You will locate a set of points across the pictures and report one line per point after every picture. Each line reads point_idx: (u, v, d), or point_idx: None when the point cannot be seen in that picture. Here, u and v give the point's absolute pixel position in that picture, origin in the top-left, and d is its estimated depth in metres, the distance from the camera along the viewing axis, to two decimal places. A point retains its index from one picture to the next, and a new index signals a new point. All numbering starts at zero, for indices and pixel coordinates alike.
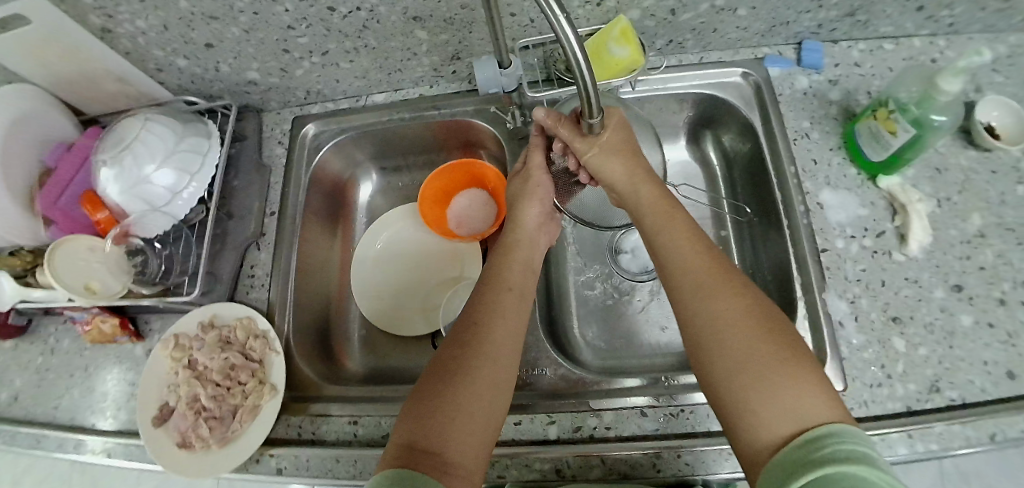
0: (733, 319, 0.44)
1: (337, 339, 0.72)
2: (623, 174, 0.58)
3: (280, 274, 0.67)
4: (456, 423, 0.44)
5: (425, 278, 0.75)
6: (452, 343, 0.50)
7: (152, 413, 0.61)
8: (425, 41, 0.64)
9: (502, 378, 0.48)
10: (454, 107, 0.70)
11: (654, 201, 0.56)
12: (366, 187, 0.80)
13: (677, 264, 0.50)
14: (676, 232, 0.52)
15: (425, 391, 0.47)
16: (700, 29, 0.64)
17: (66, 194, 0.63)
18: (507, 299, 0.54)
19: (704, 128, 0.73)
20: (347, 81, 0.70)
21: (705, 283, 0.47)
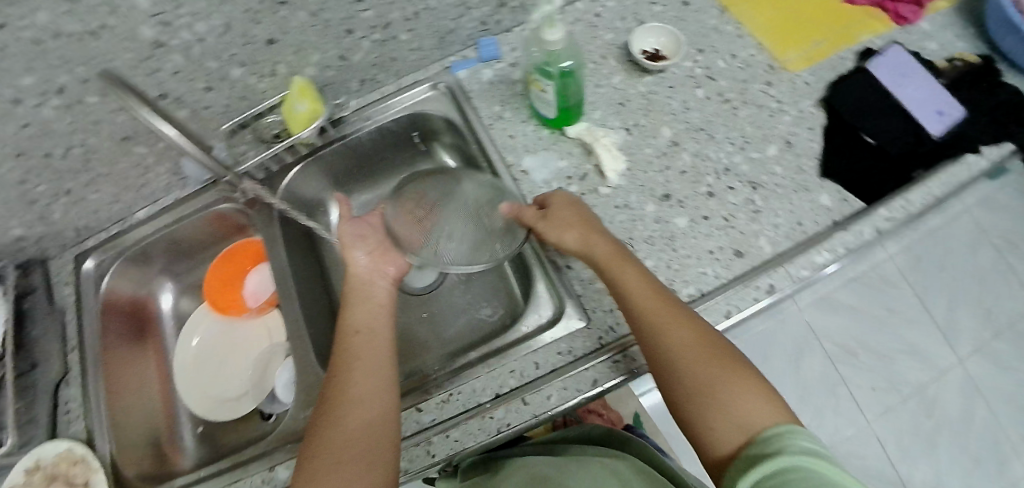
0: (691, 350, 0.49)
1: (170, 443, 0.75)
2: (579, 239, 0.59)
3: (91, 404, 0.69)
4: (344, 469, 0.47)
5: (240, 359, 0.75)
6: (331, 403, 0.52)
7: None
8: (147, 153, 0.71)
9: (380, 409, 0.52)
10: (205, 200, 0.76)
11: (606, 253, 0.57)
12: (166, 298, 0.83)
13: (637, 308, 0.53)
14: (633, 281, 0.54)
15: (313, 455, 0.49)
16: (380, 64, 0.71)
17: None
18: (358, 343, 0.56)
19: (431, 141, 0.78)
20: (105, 208, 0.76)
21: (659, 317, 0.51)
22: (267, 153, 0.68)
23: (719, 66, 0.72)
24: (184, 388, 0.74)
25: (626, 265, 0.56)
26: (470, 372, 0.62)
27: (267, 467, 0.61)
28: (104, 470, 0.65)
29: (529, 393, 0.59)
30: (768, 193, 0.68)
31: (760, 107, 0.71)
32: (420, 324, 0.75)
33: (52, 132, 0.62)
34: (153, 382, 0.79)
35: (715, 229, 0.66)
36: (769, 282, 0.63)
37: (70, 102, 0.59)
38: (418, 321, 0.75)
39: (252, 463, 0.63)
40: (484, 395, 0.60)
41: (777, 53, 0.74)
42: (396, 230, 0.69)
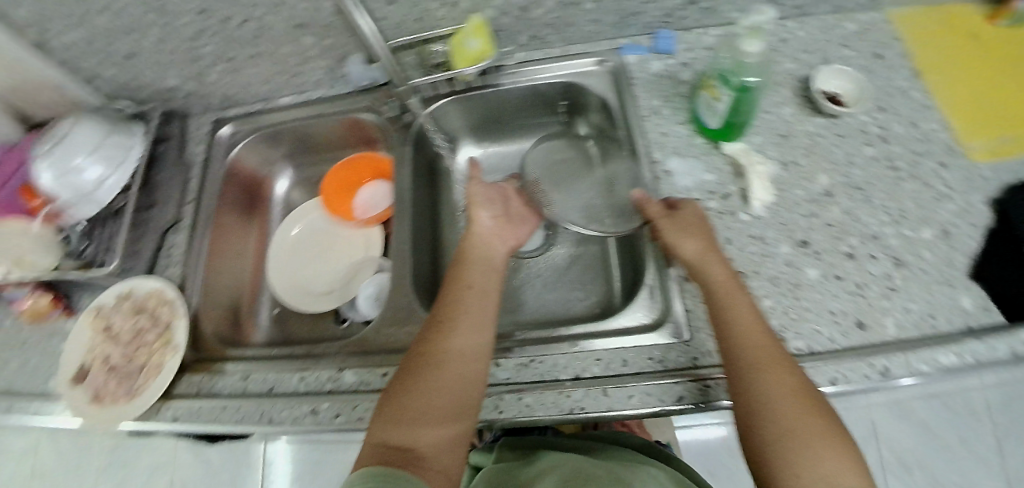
0: (787, 391, 0.47)
1: (247, 315, 0.78)
2: (697, 249, 0.58)
3: (191, 256, 0.73)
4: (423, 416, 0.49)
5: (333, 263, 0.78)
6: (429, 344, 0.54)
7: (71, 373, 0.69)
8: (313, 45, 0.71)
9: (474, 367, 0.53)
10: (350, 105, 0.77)
11: (723, 282, 0.55)
12: (281, 183, 0.87)
13: (738, 335, 0.51)
14: (741, 309, 0.53)
15: (399, 392, 0.51)
16: (556, 24, 0.70)
17: (7, 188, 0.73)
18: (467, 296, 0.57)
19: (576, 116, 0.78)
20: (256, 84, 0.78)
21: (764, 358, 0.49)
22: (429, 78, 0.68)
23: (897, 130, 0.69)
24: (275, 274, 0.77)
25: (738, 293, 0.54)
26: (556, 347, 0.61)
27: (337, 368, 0.64)
28: (186, 318, 0.68)
29: (613, 386, 0.57)
30: (910, 274, 0.62)
31: (927, 185, 0.66)
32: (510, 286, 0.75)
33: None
34: (248, 256, 0.82)
35: (843, 292, 0.62)
36: (885, 364, 0.57)
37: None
38: (509, 283, 0.74)
39: (325, 359, 0.66)
40: (562, 373, 0.60)
41: (962, 138, 0.68)
42: (517, 204, 0.71)
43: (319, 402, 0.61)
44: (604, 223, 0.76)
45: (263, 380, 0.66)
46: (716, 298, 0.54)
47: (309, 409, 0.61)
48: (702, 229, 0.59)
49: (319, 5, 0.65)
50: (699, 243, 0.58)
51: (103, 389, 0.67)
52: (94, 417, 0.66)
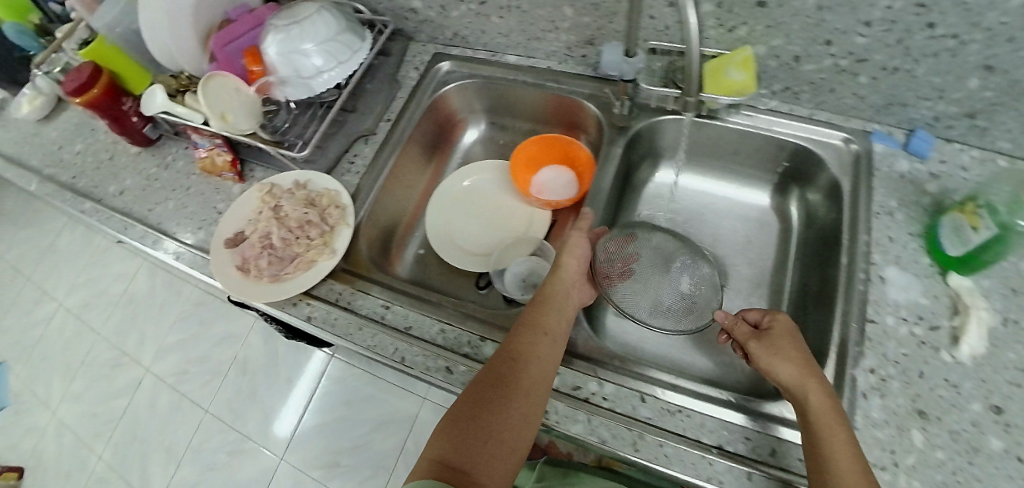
0: None
1: (397, 247, 0.78)
2: (795, 373, 0.52)
3: (374, 170, 0.75)
4: (485, 448, 0.47)
5: (494, 229, 0.80)
6: (496, 375, 0.52)
7: (229, 236, 0.71)
8: (569, 18, 0.70)
9: (536, 406, 0.51)
10: (574, 88, 0.76)
11: (824, 410, 0.49)
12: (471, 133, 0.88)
13: (833, 474, 0.45)
14: (839, 446, 0.46)
15: (464, 416, 0.49)
16: (819, 84, 0.68)
17: (235, 44, 0.76)
18: (542, 343, 0.55)
19: (792, 183, 0.74)
20: (491, 34, 0.78)
21: None
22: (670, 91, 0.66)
23: None
24: (434, 216, 0.79)
25: (835, 423, 0.48)
26: (707, 406, 0.56)
27: (480, 335, 0.62)
28: (350, 228, 0.69)
29: (759, 474, 0.51)
30: None
31: None
32: None
33: None
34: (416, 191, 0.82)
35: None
36: None
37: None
38: None
39: (469, 320, 0.64)
40: (708, 438, 0.54)
41: None
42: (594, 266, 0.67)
43: (455, 361, 0.60)
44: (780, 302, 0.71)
45: (404, 316, 0.65)
46: (812, 431, 0.48)
47: (444, 364, 0.60)
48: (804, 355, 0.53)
49: None
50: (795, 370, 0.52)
51: (252, 262, 0.67)
52: (237, 285, 0.67)
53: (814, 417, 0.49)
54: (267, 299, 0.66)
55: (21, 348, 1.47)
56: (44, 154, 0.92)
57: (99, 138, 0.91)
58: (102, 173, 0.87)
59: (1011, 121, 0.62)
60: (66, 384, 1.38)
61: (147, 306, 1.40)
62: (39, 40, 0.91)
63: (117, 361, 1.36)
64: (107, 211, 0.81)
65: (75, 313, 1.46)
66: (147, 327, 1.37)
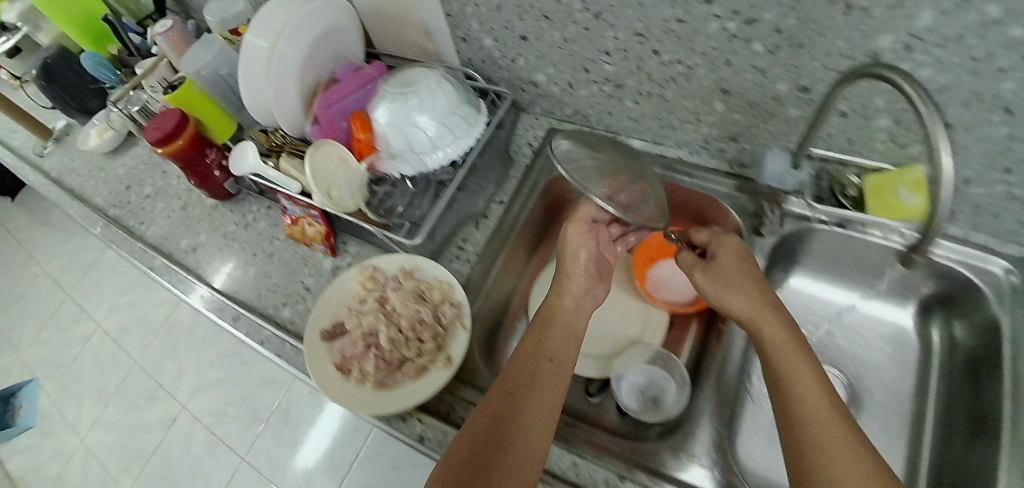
0: (836, 473, 0.39)
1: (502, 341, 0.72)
2: (744, 302, 0.53)
3: (486, 259, 0.69)
4: (507, 471, 0.44)
5: (604, 327, 0.75)
6: (509, 393, 0.50)
7: (325, 327, 0.63)
8: (717, 113, 0.65)
9: (552, 417, 0.49)
10: (708, 184, 0.71)
11: (779, 343, 0.49)
12: None
13: (798, 413, 0.44)
14: (800, 377, 0.46)
15: (477, 444, 0.46)
16: (983, 209, 0.61)
17: (339, 105, 0.69)
18: (546, 369, 0.52)
19: (937, 306, 0.68)
20: (618, 117, 0.72)
21: (811, 431, 0.42)
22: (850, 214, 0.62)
23: None
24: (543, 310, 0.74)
25: (802, 360, 0.47)
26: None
27: (620, 475, 0.54)
28: (468, 332, 0.61)
29: None
30: None
31: None
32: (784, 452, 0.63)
33: (693, 39, 0.58)
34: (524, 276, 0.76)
35: None
36: None
37: (738, 32, 0.55)
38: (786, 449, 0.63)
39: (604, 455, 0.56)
40: None
41: None
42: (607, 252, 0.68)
43: None
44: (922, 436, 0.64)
45: None
46: (773, 362, 0.48)
47: None
48: (756, 283, 0.54)
49: (759, 82, 0.59)
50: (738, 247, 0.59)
51: (355, 363, 0.60)
52: (336, 388, 0.59)
53: (772, 351, 0.49)
54: (373, 412, 0.57)
55: (60, 364, 1.46)
56: (113, 191, 0.88)
57: (175, 185, 0.86)
58: (177, 225, 0.81)
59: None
60: (100, 409, 1.36)
61: (189, 336, 1.35)
62: (117, 72, 0.92)
63: (153, 393, 1.31)
64: (182, 272, 0.76)
65: (114, 337, 1.42)
66: (187, 359, 1.32)
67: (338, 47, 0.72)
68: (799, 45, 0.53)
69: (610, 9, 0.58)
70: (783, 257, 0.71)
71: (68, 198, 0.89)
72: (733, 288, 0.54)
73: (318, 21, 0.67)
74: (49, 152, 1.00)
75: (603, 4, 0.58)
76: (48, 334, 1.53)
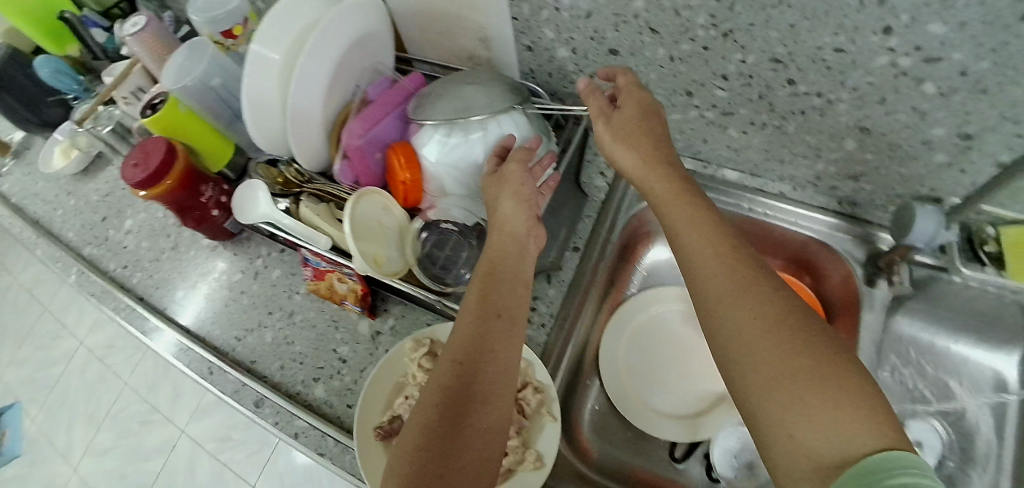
0: (743, 331, 0.33)
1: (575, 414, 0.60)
2: (633, 157, 0.44)
3: (566, 320, 0.55)
4: (463, 446, 0.36)
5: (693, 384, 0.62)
6: (462, 349, 0.40)
7: (379, 422, 0.52)
8: (845, 151, 0.53)
9: (511, 380, 0.40)
10: (813, 226, 0.60)
11: (664, 193, 0.41)
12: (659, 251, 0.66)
13: (694, 270, 0.37)
14: (698, 229, 0.38)
15: (427, 427, 0.37)
16: None
17: (371, 134, 0.55)
18: (479, 317, 0.42)
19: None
20: (714, 145, 0.59)
21: (720, 284, 0.35)
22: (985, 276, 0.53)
23: None
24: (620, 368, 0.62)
25: (694, 215, 0.39)
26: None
27: None
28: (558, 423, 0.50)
29: None
30: None
31: None
32: None
33: (842, 73, 0.45)
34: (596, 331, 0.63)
35: None
36: None
37: (910, 70, 0.42)
38: None
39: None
40: None
41: None
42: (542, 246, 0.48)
43: None
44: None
45: None
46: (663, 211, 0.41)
47: None
48: (643, 122, 0.45)
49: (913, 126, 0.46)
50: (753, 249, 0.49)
51: None
52: None
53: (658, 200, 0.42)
54: None
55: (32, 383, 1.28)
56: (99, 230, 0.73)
57: (170, 223, 0.72)
58: (176, 275, 0.67)
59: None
60: (91, 435, 1.16)
61: None
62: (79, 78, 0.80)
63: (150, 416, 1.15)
64: (182, 338, 0.62)
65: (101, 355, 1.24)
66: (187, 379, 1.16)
67: (370, 58, 0.57)
68: (981, 91, 0.41)
69: (742, 28, 0.44)
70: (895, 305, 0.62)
71: (46, 241, 0.74)
72: (625, 139, 0.45)
73: (349, 30, 0.52)
74: (8, 171, 0.86)
75: (739, 22, 0.44)
76: (14, 351, 1.33)
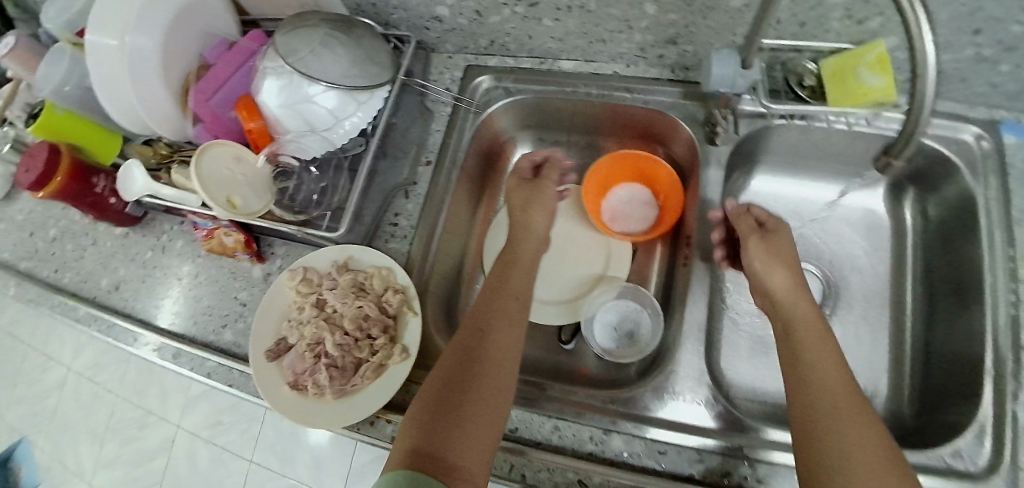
0: (865, 456, 0.40)
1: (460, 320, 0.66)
2: (787, 278, 0.52)
3: (425, 231, 0.62)
4: (471, 406, 0.45)
5: (569, 269, 0.68)
6: (461, 358, 0.48)
7: (267, 346, 0.59)
8: (649, 16, 0.56)
9: (504, 396, 0.47)
10: (652, 96, 0.62)
11: (809, 322, 0.49)
12: (521, 153, 0.73)
13: (814, 390, 0.44)
14: (825, 357, 0.46)
15: (437, 404, 0.45)
16: (949, 74, 0.59)
17: (220, 94, 0.59)
18: (507, 307, 0.53)
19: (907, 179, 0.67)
20: (541, 39, 0.62)
21: (839, 414, 0.42)
22: (805, 109, 0.54)
23: None
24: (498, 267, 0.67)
25: (824, 341, 0.47)
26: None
27: (604, 428, 0.52)
28: (418, 318, 0.58)
29: None
30: None
31: None
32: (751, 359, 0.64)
33: None
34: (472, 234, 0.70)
35: None
36: None
37: None
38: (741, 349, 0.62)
39: (582, 411, 0.54)
40: None
41: None
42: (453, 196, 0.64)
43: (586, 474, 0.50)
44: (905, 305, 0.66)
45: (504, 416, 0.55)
46: (805, 339, 0.48)
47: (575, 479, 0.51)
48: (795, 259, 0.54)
49: None
50: (791, 282, 0.52)
51: (308, 379, 0.57)
52: (295, 405, 0.57)
53: (802, 326, 0.49)
54: (339, 423, 0.56)
55: None
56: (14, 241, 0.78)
57: (78, 220, 0.76)
58: (92, 263, 0.72)
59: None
60: None
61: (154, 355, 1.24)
62: None
63: None
64: (108, 318, 0.67)
65: None
66: None
67: (201, 23, 0.60)
68: None
69: None
70: (745, 157, 0.65)
71: None
72: (776, 261, 0.53)
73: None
74: None
75: None
76: None
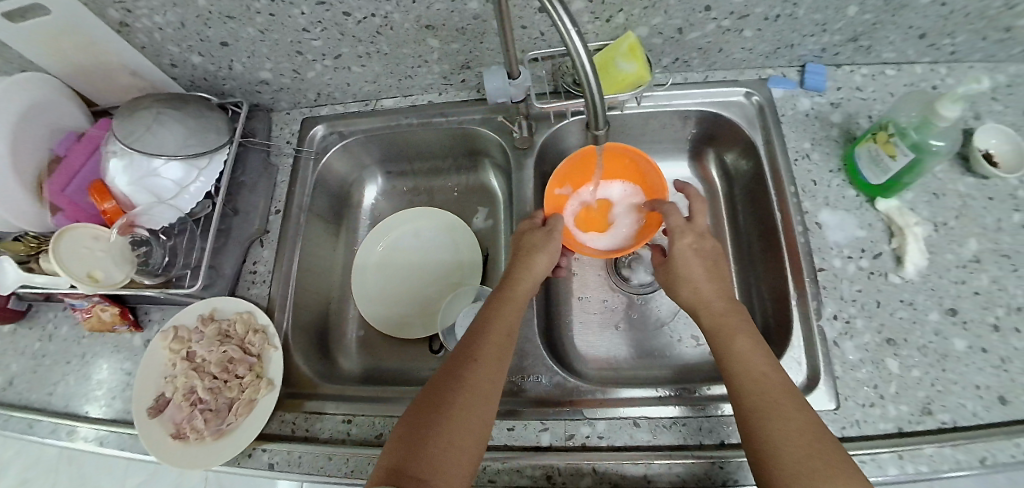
0: (793, 433, 0.46)
1: (336, 343, 0.76)
2: (702, 278, 0.60)
3: (281, 272, 0.71)
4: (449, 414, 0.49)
5: (427, 282, 0.78)
6: (448, 381, 0.51)
7: (147, 404, 0.63)
8: (436, 49, 0.67)
9: (489, 405, 0.51)
10: (461, 117, 0.74)
11: (722, 319, 0.57)
12: (371, 190, 0.85)
13: (741, 378, 0.51)
14: (747, 346, 0.53)
15: (410, 430, 0.48)
16: (706, 48, 0.68)
17: (74, 183, 0.66)
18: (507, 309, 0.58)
19: (707, 146, 0.77)
20: (359, 84, 0.74)
21: (770, 396, 0.49)
22: (569, 103, 0.65)
23: None
24: (360, 295, 0.76)
25: (741, 330, 0.55)
26: (699, 409, 0.58)
27: None
28: (281, 350, 0.65)
29: (728, 460, 0.55)
30: (969, 353, 0.58)
31: (1020, 269, 0.60)
32: (590, 334, 0.73)
33: None
34: (336, 268, 0.80)
35: (927, 382, 0.57)
36: (931, 453, 0.54)
37: None
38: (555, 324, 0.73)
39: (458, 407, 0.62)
40: (708, 437, 0.56)
41: None
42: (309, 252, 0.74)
43: None
44: (729, 255, 0.75)
45: (370, 424, 0.61)
46: (722, 333, 0.56)
47: None
48: (708, 258, 0.61)
49: (456, 5, 0.59)
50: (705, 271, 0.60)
51: (186, 426, 0.61)
52: (174, 455, 0.60)
53: (716, 324, 0.57)
54: (216, 463, 0.59)
55: None
56: None
57: None
58: None
59: (889, 34, 0.65)
60: None
61: None
62: None
63: None
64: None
65: None
66: None
67: (49, 121, 0.67)
68: None
69: None
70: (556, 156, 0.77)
71: None
72: (692, 262, 0.61)
73: (8, 104, 0.62)
74: None
75: None
76: None
